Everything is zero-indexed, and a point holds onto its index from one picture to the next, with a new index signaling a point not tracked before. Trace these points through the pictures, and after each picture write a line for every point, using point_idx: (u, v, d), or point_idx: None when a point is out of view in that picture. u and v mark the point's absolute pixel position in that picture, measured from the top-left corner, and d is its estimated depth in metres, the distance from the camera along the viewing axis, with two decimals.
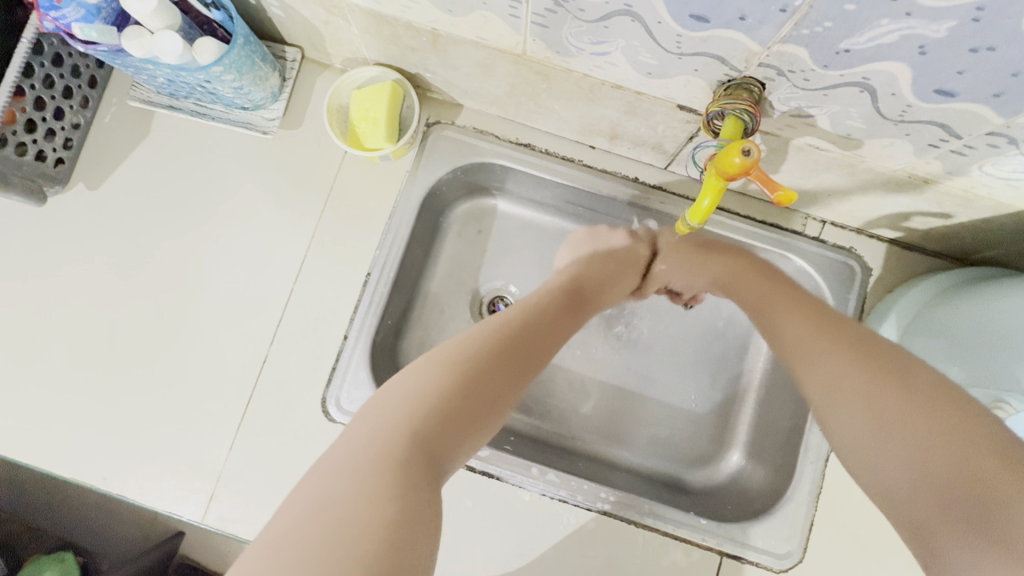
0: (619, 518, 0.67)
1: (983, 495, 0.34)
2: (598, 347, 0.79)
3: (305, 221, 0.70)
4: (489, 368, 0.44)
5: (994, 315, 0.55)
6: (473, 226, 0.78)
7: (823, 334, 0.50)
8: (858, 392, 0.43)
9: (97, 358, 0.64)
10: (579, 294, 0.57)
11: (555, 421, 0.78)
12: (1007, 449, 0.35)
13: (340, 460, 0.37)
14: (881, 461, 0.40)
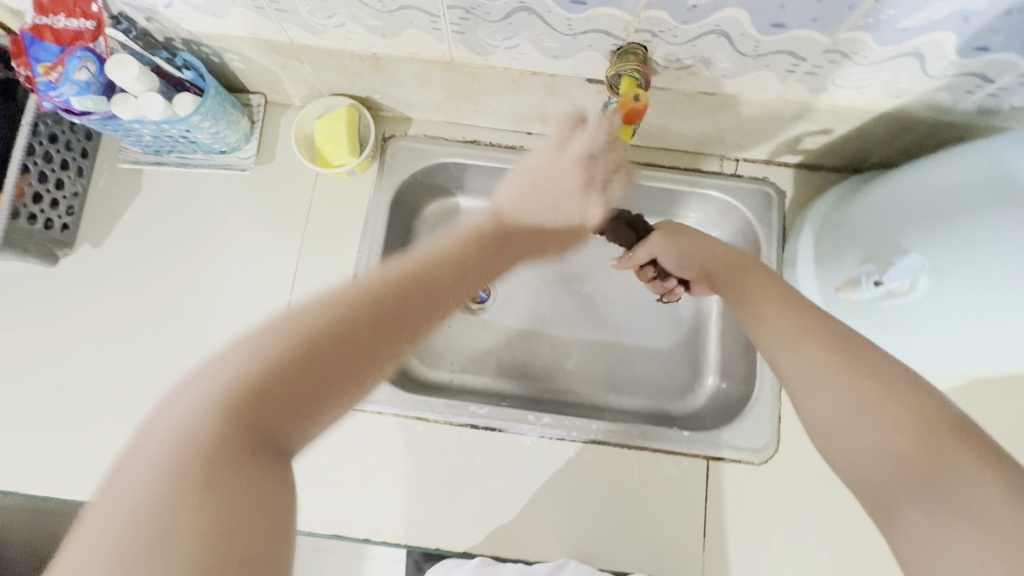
0: (614, 444, 0.69)
1: (942, 474, 0.33)
2: (570, 309, 0.86)
3: (292, 239, 0.75)
4: (335, 340, 0.36)
5: (884, 198, 0.60)
6: (441, 224, 0.85)
7: (806, 331, 0.45)
8: (827, 375, 0.41)
9: (117, 400, 0.70)
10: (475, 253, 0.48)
11: (545, 380, 0.83)
12: (958, 426, 0.35)
13: (185, 420, 0.30)
14: (852, 444, 0.38)
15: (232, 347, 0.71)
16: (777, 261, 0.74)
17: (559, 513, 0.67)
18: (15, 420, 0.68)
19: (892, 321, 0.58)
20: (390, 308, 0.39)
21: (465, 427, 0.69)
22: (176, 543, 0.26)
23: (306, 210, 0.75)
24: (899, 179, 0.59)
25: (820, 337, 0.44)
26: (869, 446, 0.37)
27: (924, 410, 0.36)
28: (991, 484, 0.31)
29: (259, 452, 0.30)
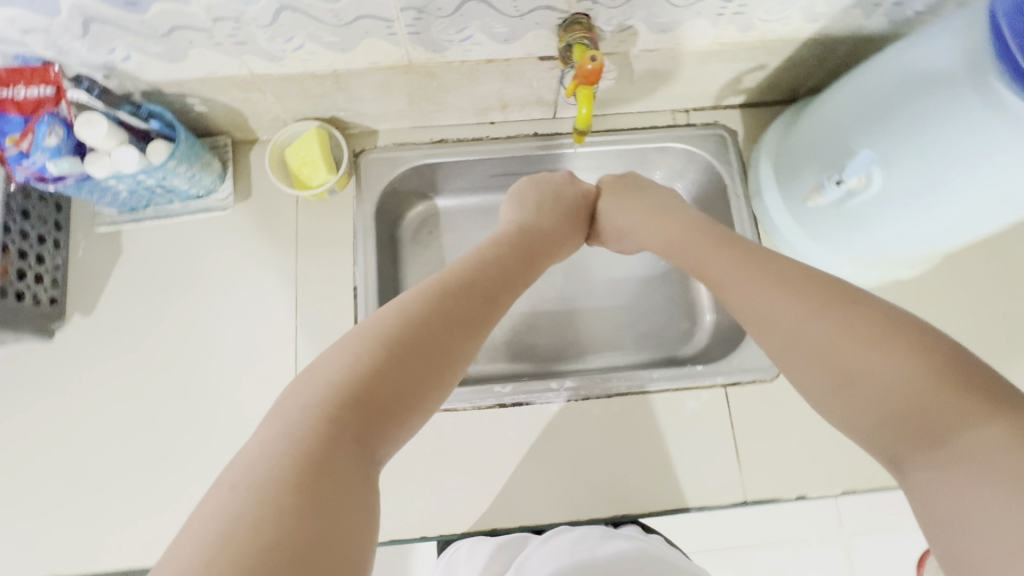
0: (637, 392, 0.73)
1: (935, 422, 0.35)
2: (564, 282, 0.89)
3: (285, 267, 0.75)
4: (396, 365, 0.41)
5: (821, 117, 0.66)
6: (425, 228, 0.87)
7: (795, 286, 0.45)
8: (815, 340, 0.42)
9: (140, 461, 0.68)
10: (505, 261, 0.55)
11: (556, 353, 0.86)
12: (947, 360, 0.36)
13: (265, 449, 0.34)
14: (851, 407, 0.39)
15: (247, 383, 0.71)
16: (744, 194, 0.79)
17: (600, 465, 0.71)
18: (38, 505, 0.66)
19: (856, 219, 0.64)
20: (455, 312, 0.47)
21: (495, 407, 0.73)
22: (253, 547, 0.29)
23: (293, 235, 0.76)
24: (831, 94, 0.66)
25: (811, 289, 0.45)
26: (871, 402, 0.38)
27: (926, 363, 0.36)
28: (995, 428, 0.32)
29: (342, 472, 0.34)
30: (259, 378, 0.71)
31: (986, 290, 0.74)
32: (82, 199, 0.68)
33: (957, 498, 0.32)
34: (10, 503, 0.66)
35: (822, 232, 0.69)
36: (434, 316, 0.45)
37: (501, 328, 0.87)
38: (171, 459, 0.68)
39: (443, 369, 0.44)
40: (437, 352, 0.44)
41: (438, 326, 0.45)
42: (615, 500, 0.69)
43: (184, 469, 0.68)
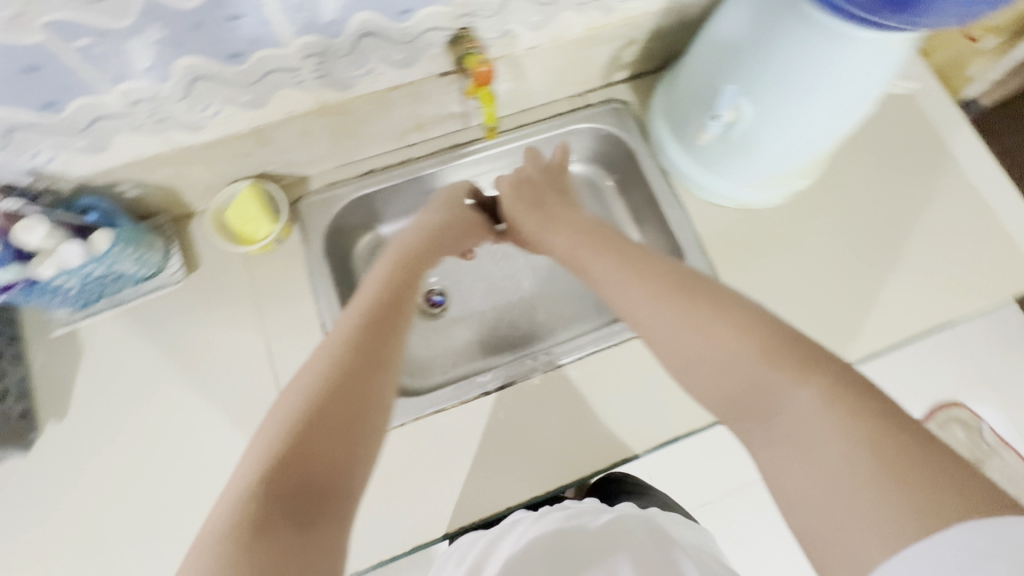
0: (605, 346, 0.81)
1: (763, 398, 0.42)
2: (517, 272, 0.95)
3: (250, 322, 0.78)
4: (322, 419, 0.46)
5: (692, 68, 0.76)
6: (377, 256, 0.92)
7: (663, 295, 0.50)
8: (676, 320, 0.48)
9: (148, 544, 0.68)
10: (402, 296, 0.62)
11: (526, 338, 0.91)
12: (781, 339, 0.43)
13: (217, 525, 0.39)
14: (700, 377, 0.46)
15: (239, 440, 0.73)
16: (650, 153, 0.89)
17: (589, 420, 0.77)
18: None
19: (743, 145, 0.74)
20: (363, 353, 0.52)
21: (477, 396, 0.78)
22: None
23: (250, 291, 0.79)
24: (695, 49, 0.76)
25: (680, 298, 0.49)
26: (738, 398, 0.43)
27: (783, 359, 0.41)
28: (801, 394, 0.39)
29: (289, 527, 0.40)
30: (249, 432, 0.72)
31: (856, 187, 0.88)
32: (31, 305, 0.68)
33: (804, 481, 0.37)
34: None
35: (721, 165, 0.80)
36: (350, 365, 0.51)
37: (470, 329, 0.92)
38: (179, 532, 0.68)
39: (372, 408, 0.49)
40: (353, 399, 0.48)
41: (353, 369, 0.50)
42: (607, 447, 0.76)
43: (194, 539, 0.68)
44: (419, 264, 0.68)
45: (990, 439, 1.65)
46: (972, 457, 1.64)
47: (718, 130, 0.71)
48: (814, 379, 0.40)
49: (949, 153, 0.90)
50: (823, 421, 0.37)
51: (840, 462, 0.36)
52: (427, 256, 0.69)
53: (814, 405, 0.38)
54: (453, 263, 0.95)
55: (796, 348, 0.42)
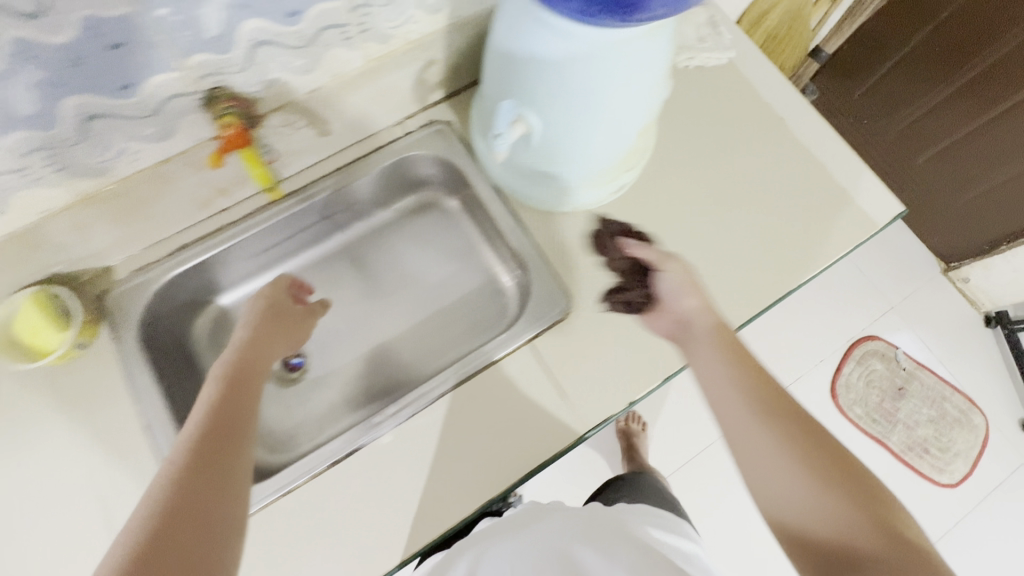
0: (459, 385, 0.76)
1: (869, 498, 0.51)
2: (374, 318, 0.91)
3: (62, 440, 0.70)
4: (171, 521, 0.44)
5: (491, 82, 0.74)
6: (221, 329, 0.88)
7: (734, 365, 0.60)
8: (775, 446, 0.54)
9: None
10: (253, 389, 0.61)
11: (392, 386, 0.87)
12: (878, 494, 0.51)
13: None
14: (779, 484, 0.53)
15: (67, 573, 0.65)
16: (480, 171, 0.86)
17: (454, 469, 0.72)
18: None
19: (548, 155, 0.73)
20: (216, 442, 0.52)
21: (330, 467, 0.72)
22: None
23: (59, 405, 0.71)
24: (487, 61, 0.73)
25: (752, 391, 0.58)
26: (817, 514, 0.50)
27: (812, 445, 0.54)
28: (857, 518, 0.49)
29: None
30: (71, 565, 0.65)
31: (690, 167, 0.88)
32: None
33: (773, 485, 0.53)
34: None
35: (540, 175, 0.77)
36: (194, 459, 0.50)
37: (334, 387, 0.87)
38: None
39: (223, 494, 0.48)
40: (198, 519, 0.45)
41: (196, 462, 0.49)
42: (476, 492, 0.72)
43: None
44: (256, 370, 0.64)
45: (906, 365, 1.70)
46: (894, 386, 1.68)
47: (512, 145, 0.67)
48: (849, 479, 0.52)
49: (774, 115, 0.91)
50: (860, 516, 0.49)
51: (858, 506, 0.49)
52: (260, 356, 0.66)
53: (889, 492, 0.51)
54: None
55: (828, 452, 0.54)
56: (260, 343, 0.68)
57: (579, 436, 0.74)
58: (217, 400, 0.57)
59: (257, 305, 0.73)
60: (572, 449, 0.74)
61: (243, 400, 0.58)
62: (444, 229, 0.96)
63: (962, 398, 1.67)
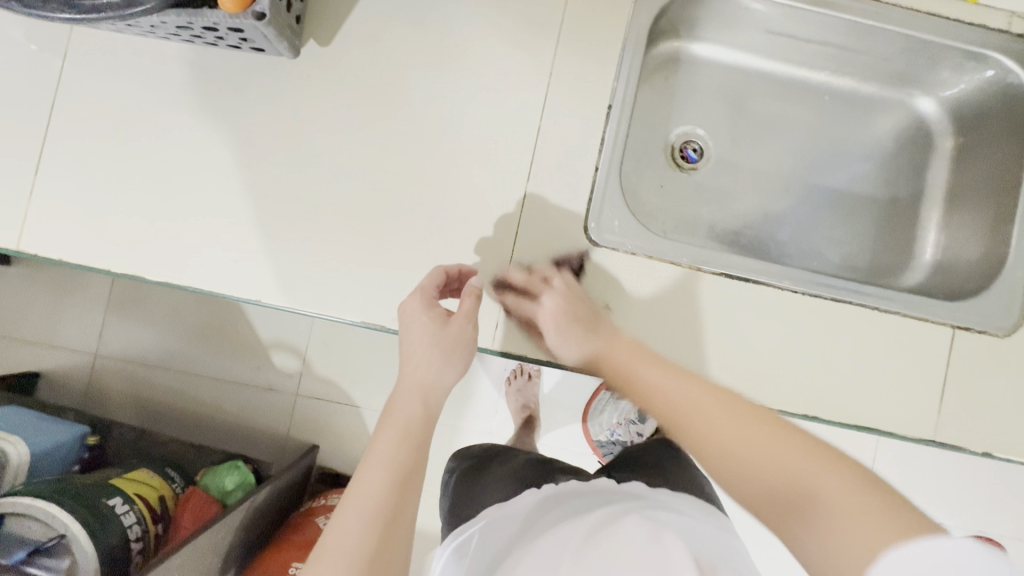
0: (861, 303, 0.69)
1: (784, 508, 0.46)
2: (779, 173, 0.83)
3: (542, 56, 0.67)
4: (375, 524, 0.52)
5: None
6: (664, 73, 0.81)
7: (740, 430, 0.51)
8: (760, 484, 0.48)
9: (361, 202, 0.67)
10: (419, 433, 0.58)
11: (755, 249, 0.81)
12: (878, 491, 0.44)
13: None
14: (744, 462, 0.49)
15: (480, 170, 0.67)
16: None
17: (801, 362, 0.69)
18: (289, 237, 0.67)
19: None
20: (385, 496, 0.54)
21: (713, 273, 0.69)
22: (349, 559, 0.50)
23: (558, 25, 0.67)
24: None
25: (779, 517, 0.46)
26: (759, 469, 0.48)
27: (776, 427, 0.51)
28: (773, 440, 0.49)
29: (415, 448, 0.57)
30: (499, 173, 0.67)
31: None
32: None
33: (813, 523, 0.44)
34: (229, 215, 0.68)
35: None
36: (389, 459, 0.55)
37: (707, 204, 0.82)
38: (412, 213, 0.67)
39: (398, 540, 0.53)
40: (399, 485, 0.55)
41: (392, 464, 0.55)
42: (811, 398, 0.68)
43: (402, 243, 0.67)
44: (409, 452, 0.56)
45: None
46: None
47: None
48: (777, 433, 0.50)
49: None
50: (722, 415, 0.52)
51: (834, 528, 0.42)
52: (462, 352, 0.61)
53: (821, 486, 0.45)
54: (726, 127, 0.83)
55: (760, 411, 0.53)
56: (403, 375, 0.60)
57: (925, 436, 0.68)
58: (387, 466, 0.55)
59: (397, 394, 0.59)
60: (908, 437, 0.68)
61: (409, 483, 0.55)
62: (914, 148, 0.83)
63: None
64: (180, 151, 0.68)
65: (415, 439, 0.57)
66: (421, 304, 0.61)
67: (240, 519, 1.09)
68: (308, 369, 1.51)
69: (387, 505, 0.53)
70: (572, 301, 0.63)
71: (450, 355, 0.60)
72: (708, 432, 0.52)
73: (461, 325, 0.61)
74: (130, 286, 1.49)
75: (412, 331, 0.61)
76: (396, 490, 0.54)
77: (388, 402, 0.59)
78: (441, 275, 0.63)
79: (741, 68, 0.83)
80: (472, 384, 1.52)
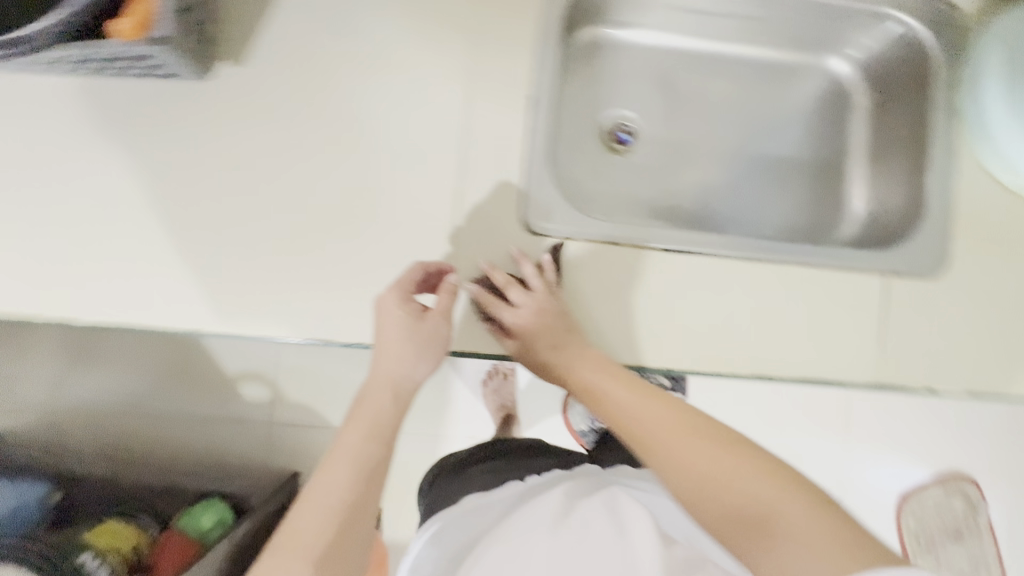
0: (795, 262, 0.72)
1: (755, 523, 0.44)
2: (709, 146, 0.86)
3: (460, 55, 0.68)
4: (339, 513, 0.54)
5: None
6: (588, 60, 0.83)
7: (706, 448, 0.51)
8: (709, 466, 0.49)
9: (295, 218, 0.66)
10: (387, 429, 0.60)
11: (694, 222, 0.83)
12: (818, 501, 0.44)
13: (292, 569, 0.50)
14: (688, 483, 0.50)
15: (410, 174, 0.67)
16: (950, 83, 0.74)
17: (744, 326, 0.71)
18: (224, 260, 0.66)
19: None
20: (350, 488, 0.55)
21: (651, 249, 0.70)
22: (310, 545, 0.52)
23: (473, 23, 0.68)
24: None
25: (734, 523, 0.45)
26: (682, 472, 0.50)
27: (778, 477, 0.47)
28: (711, 450, 0.50)
29: (382, 443, 0.59)
30: (431, 174, 0.67)
31: None
32: None
33: (749, 481, 0.47)
34: (158, 247, 0.66)
35: None
36: (358, 452, 0.57)
37: (643, 183, 0.83)
38: (348, 223, 0.67)
39: (359, 532, 0.55)
40: (365, 478, 0.57)
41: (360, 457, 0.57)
42: (758, 358, 0.70)
43: (340, 254, 0.66)
44: (376, 448, 0.58)
45: (981, 521, 1.53)
46: (955, 526, 1.54)
47: None
48: (736, 449, 0.50)
49: None
50: (696, 443, 0.52)
51: (799, 536, 0.41)
52: (435, 349, 0.63)
53: (772, 499, 0.45)
54: (654, 107, 0.85)
55: (708, 421, 0.54)
56: (375, 369, 0.61)
57: (868, 381, 0.71)
58: (352, 457, 0.57)
59: (365, 387, 0.61)
60: (852, 385, 0.71)
61: (374, 476, 0.57)
62: (832, 109, 0.86)
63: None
64: (102, 186, 0.66)
65: (383, 436, 0.59)
66: (396, 296, 0.62)
67: (220, 559, 1.06)
68: (281, 396, 1.48)
69: (351, 496, 0.55)
70: (547, 312, 0.64)
71: (424, 352, 0.62)
72: (658, 454, 0.53)
73: (435, 321, 0.62)
74: (82, 334, 1.44)
75: (388, 325, 0.61)
76: (361, 483, 0.56)
77: (359, 395, 0.61)
78: (419, 271, 0.63)
79: (661, 47, 0.85)
80: (448, 389, 1.51)
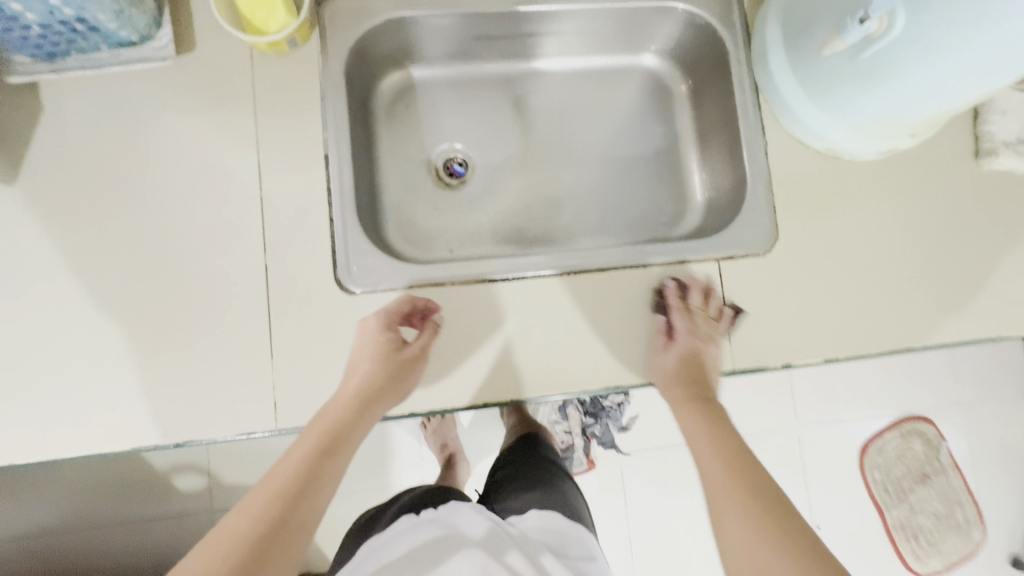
0: (630, 264, 0.71)
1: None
2: (545, 159, 0.85)
3: (246, 128, 0.67)
4: (266, 522, 0.49)
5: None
6: (405, 102, 0.83)
7: (739, 492, 0.54)
8: (738, 518, 0.52)
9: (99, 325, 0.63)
10: (335, 452, 0.58)
11: (542, 239, 0.82)
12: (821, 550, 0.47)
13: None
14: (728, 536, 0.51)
15: (215, 257, 0.65)
16: (746, 59, 0.75)
17: (590, 339, 0.69)
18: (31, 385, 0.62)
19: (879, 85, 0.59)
20: (286, 500, 0.52)
21: (480, 281, 0.69)
22: (222, 554, 0.46)
23: (253, 94, 0.67)
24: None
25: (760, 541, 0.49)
26: (736, 537, 0.51)
27: (753, 507, 0.52)
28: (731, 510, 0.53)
29: (323, 465, 0.56)
30: (236, 253, 0.65)
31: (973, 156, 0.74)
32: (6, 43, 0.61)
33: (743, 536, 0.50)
34: None
35: (826, 90, 0.65)
36: (302, 467, 0.55)
37: (484, 211, 0.83)
38: (157, 320, 0.64)
39: (290, 550, 0.49)
40: (303, 495, 0.53)
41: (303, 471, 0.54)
42: (612, 369, 0.69)
43: (153, 354, 0.63)
44: (317, 470, 0.55)
45: (943, 459, 1.40)
46: (921, 471, 1.41)
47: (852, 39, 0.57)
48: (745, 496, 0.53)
49: None
50: (724, 488, 0.55)
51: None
52: (402, 384, 0.64)
53: (784, 551, 0.48)
54: (482, 133, 0.85)
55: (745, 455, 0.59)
56: (336, 400, 0.61)
57: (726, 368, 0.70)
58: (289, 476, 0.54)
59: (323, 414, 0.60)
60: (711, 376, 0.70)
61: (314, 492, 0.54)
62: (657, 102, 0.87)
63: (979, 511, 1.39)
64: None
65: (327, 458, 0.57)
66: (374, 328, 0.64)
67: None
68: (215, 484, 1.43)
69: (283, 508, 0.51)
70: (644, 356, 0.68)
71: (392, 382, 0.63)
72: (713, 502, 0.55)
73: (412, 352, 0.64)
74: None
75: (361, 356, 0.63)
76: (297, 500, 0.52)
77: (318, 418, 0.60)
78: (406, 303, 0.66)
79: (476, 74, 0.84)
80: (387, 441, 1.47)
